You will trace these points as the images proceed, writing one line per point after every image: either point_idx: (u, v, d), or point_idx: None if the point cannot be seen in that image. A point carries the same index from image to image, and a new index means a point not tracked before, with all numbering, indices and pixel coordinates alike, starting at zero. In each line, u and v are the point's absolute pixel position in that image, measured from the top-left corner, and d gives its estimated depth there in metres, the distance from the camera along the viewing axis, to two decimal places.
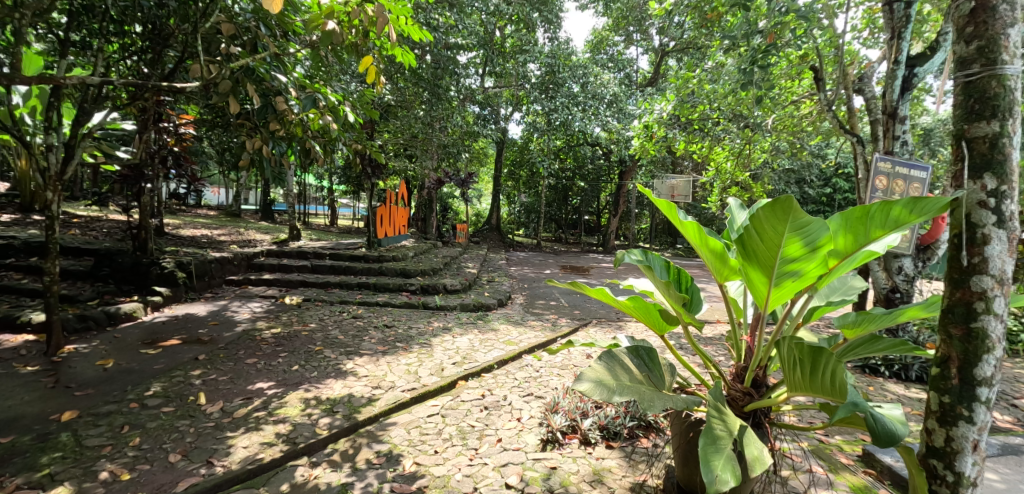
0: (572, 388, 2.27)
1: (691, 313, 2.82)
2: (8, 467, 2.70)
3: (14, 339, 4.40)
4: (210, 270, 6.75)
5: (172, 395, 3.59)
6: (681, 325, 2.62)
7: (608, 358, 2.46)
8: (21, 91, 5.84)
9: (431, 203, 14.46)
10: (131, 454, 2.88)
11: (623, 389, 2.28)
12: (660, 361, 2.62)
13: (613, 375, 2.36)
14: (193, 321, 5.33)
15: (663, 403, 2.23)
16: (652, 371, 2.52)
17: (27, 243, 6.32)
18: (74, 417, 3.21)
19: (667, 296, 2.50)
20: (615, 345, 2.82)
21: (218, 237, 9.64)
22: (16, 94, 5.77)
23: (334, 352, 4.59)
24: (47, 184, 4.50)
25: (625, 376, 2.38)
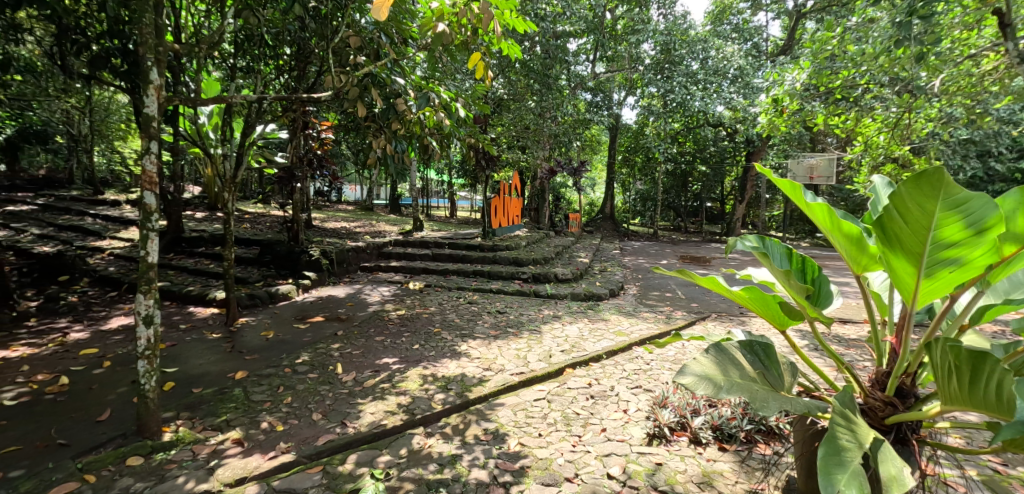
0: (674, 381, 2.09)
1: (819, 308, 2.50)
2: (198, 411, 3.31)
3: (203, 312, 5.42)
4: (348, 258, 7.59)
5: (317, 363, 4.12)
6: (806, 322, 2.29)
7: (716, 351, 2.24)
8: (206, 111, 7.16)
9: (544, 194, 14.64)
10: (284, 410, 3.37)
11: (733, 386, 2.05)
12: (778, 360, 2.34)
13: (721, 371, 2.13)
14: (334, 301, 6.05)
15: (778, 405, 1.98)
16: (769, 370, 2.28)
17: (212, 235, 7.78)
18: (243, 376, 3.84)
19: (788, 287, 2.18)
20: (727, 339, 2.54)
21: (356, 229, 10.80)
22: (202, 114, 7.11)
23: (451, 334, 4.91)
24: (224, 186, 5.42)
25: (735, 373, 2.15)
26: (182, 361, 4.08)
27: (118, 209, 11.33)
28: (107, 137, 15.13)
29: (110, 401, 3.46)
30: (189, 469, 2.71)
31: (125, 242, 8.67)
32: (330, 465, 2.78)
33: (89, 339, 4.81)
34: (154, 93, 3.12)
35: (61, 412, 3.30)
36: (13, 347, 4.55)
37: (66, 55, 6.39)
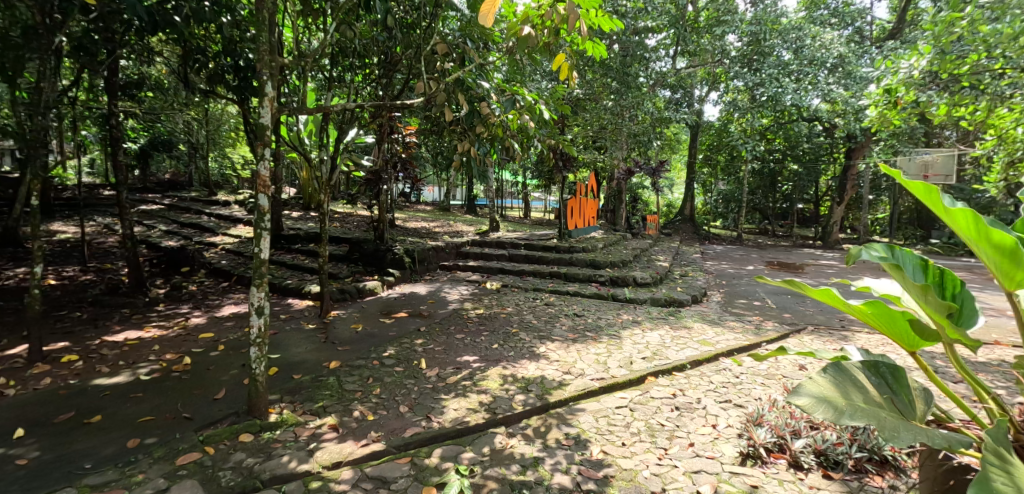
0: (786, 401, 1.84)
1: (964, 326, 2.16)
2: (298, 395, 3.58)
3: (300, 304, 5.86)
4: (428, 257, 7.88)
5: (402, 357, 4.31)
6: (945, 344, 2.01)
7: (836, 371, 1.98)
8: (304, 120, 7.76)
9: (620, 194, 14.33)
10: (374, 400, 3.56)
11: (857, 412, 1.79)
12: (908, 384, 2.06)
13: (842, 394, 1.88)
14: (417, 298, 6.30)
15: (914, 437, 1.73)
16: (897, 395, 2.00)
17: (307, 233, 8.39)
18: (337, 366, 4.10)
19: (924, 304, 1.92)
20: (843, 358, 2.30)
21: (435, 229, 11.19)
22: (301, 122, 7.71)
23: (529, 335, 4.93)
24: (321, 188, 5.83)
25: (858, 397, 1.89)
26: (284, 349, 4.43)
27: (228, 208, 12.54)
28: (219, 144, 16.80)
29: (225, 381, 3.84)
30: (292, 449, 2.94)
31: (234, 238, 9.58)
32: (417, 458, 2.90)
33: (206, 324, 5.36)
34: (267, 104, 3.42)
35: (185, 389, 3.70)
36: (146, 329, 5.18)
37: (189, 73, 7.16)
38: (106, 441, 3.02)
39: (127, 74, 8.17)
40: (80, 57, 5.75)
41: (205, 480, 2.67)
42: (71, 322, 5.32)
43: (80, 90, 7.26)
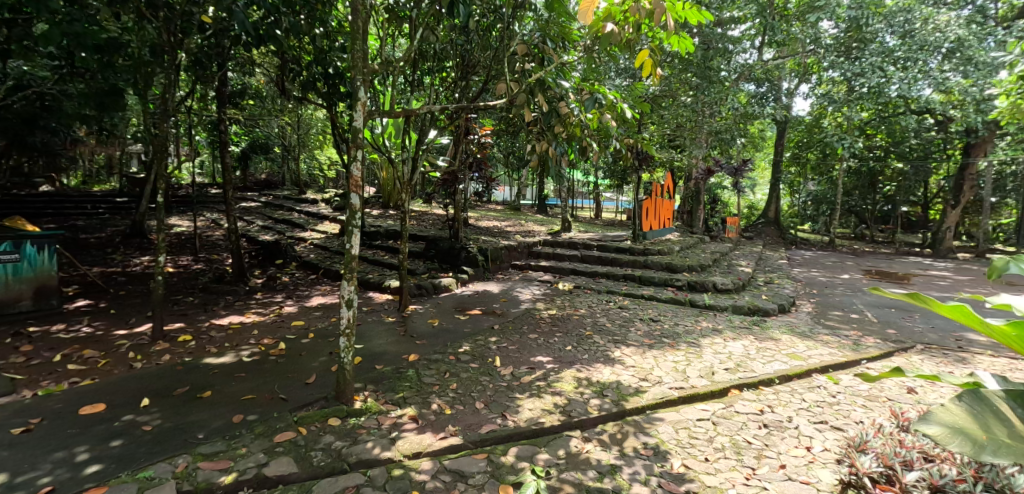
0: (912, 431, 1.58)
1: None
2: (381, 385, 3.76)
3: (380, 298, 6.15)
4: (501, 256, 7.98)
5: (477, 354, 4.40)
6: None
7: (974, 398, 1.66)
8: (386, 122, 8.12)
9: (698, 195, 13.74)
10: (452, 395, 3.66)
11: (1004, 451, 1.49)
12: None
13: (983, 427, 1.58)
14: (490, 296, 6.40)
15: None
16: None
17: (387, 230, 8.80)
18: (416, 359, 4.25)
19: None
20: (976, 384, 1.96)
21: (507, 228, 11.33)
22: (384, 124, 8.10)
23: (602, 338, 4.86)
24: (403, 187, 6.11)
25: (1003, 432, 1.58)
26: (367, 340, 4.66)
27: (316, 206, 13.45)
28: (309, 145, 18.03)
29: (315, 368, 4.10)
30: (375, 436, 3.09)
31: (321, 233, 10.25)
32: (493, 455, 2.95)
33: (297, 313, 5.77)
34: (359, 108, 3.64)
35: (281, 372, 4.00)
36: (246, 315, 5.67)
37: (287, 81, 7.76)
38: (216, 415, 3.34)
39: (233, 84, 9.00)
40: (197, 70, 6.41)
41: (299, 459, 2.87)
42: (185, 306, 5.93)
43: (195, 99, 8.09)
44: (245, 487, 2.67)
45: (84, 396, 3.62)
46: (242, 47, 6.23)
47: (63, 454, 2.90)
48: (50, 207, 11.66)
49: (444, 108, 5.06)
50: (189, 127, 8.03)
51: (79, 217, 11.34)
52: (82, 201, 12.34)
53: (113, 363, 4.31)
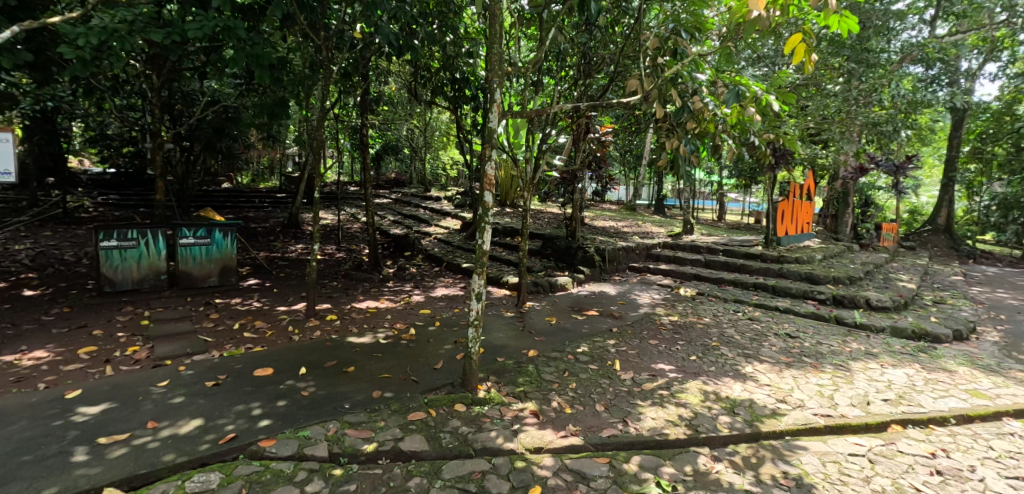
0: None
1: None
2: (503, 377, 3.89)
3: (499, 292, 6.37)
4: (618, 257, 7.82)
5: (596, 356, 4.37)
6: None
7: None
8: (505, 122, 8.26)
9: (845, 197, 12.20)
10: (571, 394, 3.68)
11: None
12: None
13: None
14: (607, 298, 6.30)
15: None
16: None
17: (506, 228, 9.07)
18: (535, 355, 4.34)
19: None
20: None
21: (624, 228, 11.06)
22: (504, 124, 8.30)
23: (731, 351, 4.53)
24: (526, 186, 6.26)
25: None
26: (488, 332, 4.87)
27: (440, 202, 14.30)
28: (433, 145, 19.23)
29: (442, 354, 4.39)
30: (498, 427, 3.23)
31: (444, 228, 10.88)
32: (615, 461, 2.91)
33: (424, 302, 6.20)
34: (495, 109, 3.79)
35: (412, 356, 4.34)
36: (381, 301, 6.22)
37: (419, 87, 8.34)
38: (359, 388, 3.72)
39: (372, 93, 9.89)
40: (345, 80, 7.15)
41: (430, 438, 3.11)
42: (331, 289, 6.68)
43: (341, 107, 9.02)
44: (383, 458, 2.96)
45: (257, 360, 4.26)
46: (382, 57, 6.78)
47: (243, 407, 3.44)
48: (228, 201, 13.83)
49: (572, 107, 4.87)
50: (335, 133, 8.98)
51: (250, 210, 13.30)
52: (252, 196, 14.45)
53: (277, 334, 5.01)
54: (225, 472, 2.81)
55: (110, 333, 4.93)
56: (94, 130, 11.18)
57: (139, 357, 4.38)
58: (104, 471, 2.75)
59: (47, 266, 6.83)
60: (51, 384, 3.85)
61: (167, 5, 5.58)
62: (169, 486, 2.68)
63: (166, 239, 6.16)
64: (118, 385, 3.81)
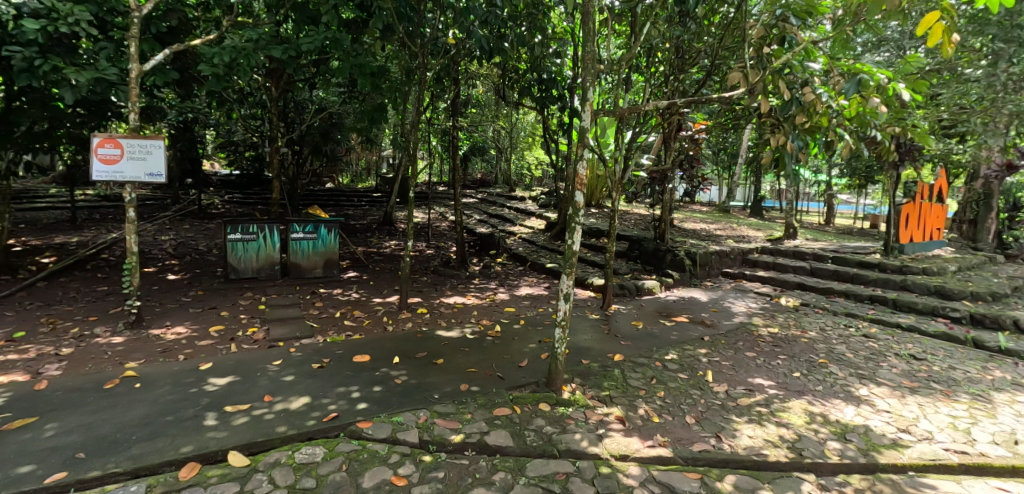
0: None
1: None
2: (587, 380, 3.86)
3: (584, 294, 6.30)
4: (710, 261, 7.43)
5: (685, 365, 4.18)
6: None
7: None
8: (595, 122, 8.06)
9: (987, 201, 10.60)
10: (659, 403, 3.56)
11: None
12: None
13: None
14: (698, 304, 6.01)
15: None
16: None
17: (590, 229, 8.98)
18: (621, 359, 4.25)
19: None
20: None
21: (717, 231, 10.48)
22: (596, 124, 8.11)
23: (841, 370, 4.13)
24: (614, 186, 6.13)
25: None
26: (573, 333, 4.84)
27: (524, 202, 14.45)
28: (519, 146, 19.49)
29: (526, 352, 4.44)
30: (583, 430, 3.21)
31: (528, 228, 10.99)
32: (707, 477, 2.79)
33: (509, 300, 6.31)
34: (588, 108, 3.74)
35: (497, 352, 4.44)
36: (468, 297, 6.42)
37: (507, 89, 8.47)
38: (448, 380, 3.87)
39: (461, 96, 10.21)
40: (438, 85, 7.45)
41: (514, 435, 3.17)
42: (421, 283, 7.00)
43: (433, 110, 9.42)
44: (470, 449, 3.07)
45: (356, 347, 4.58)
46: (473, 62, 6.97)
47: (343, 390, 3.71)
48: (331, 200, 14.98)
49: (667, 104, 4.65)
50: (427, 136, 9.39)
51: (350, 208, 14.31)
52: (352, 195, 15.53)
53: (373, 324, 5.35)
54: (328, 447, 3.05)
55: (233, 315, 5.55)
56: (222, 137, 12.63)
57: (257, 338, 4.89)
58: (229, 435, 3.10)
59: (185, 254, 7.84)
60: (188, 356, 4.41)
61: (285, 23, 6.16)
62: (281, 455, 2.97)
63: (280, 234, 6.81)
64: (241, 361, 4.28)
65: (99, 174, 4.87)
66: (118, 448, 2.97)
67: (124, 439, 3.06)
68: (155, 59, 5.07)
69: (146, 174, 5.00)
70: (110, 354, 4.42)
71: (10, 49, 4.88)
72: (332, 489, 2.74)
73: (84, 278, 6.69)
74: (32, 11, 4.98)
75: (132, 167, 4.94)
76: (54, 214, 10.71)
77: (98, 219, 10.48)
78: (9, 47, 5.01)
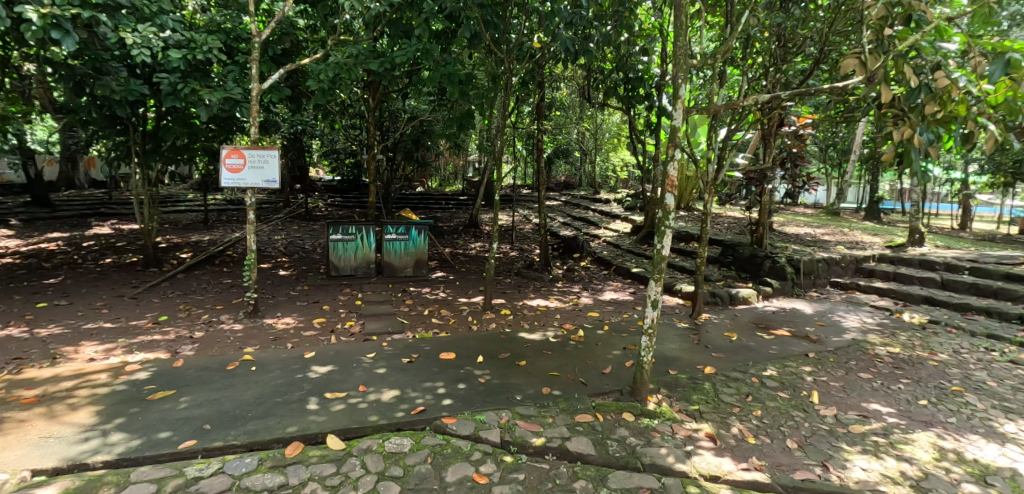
0: None
1: None
2: (675, 392, 3.68)
3: (671, 301, 6.04)
4: (816, 270, 6.79)
5: (787, 383, 3.85)
6: None
7: None
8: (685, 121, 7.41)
9: None
10: (754, 422, 3.32)
11: None
12: None
13: None
14: (801, 317, 5.51)
15: None
16: None
17: (679, 233, 8.59)
18: (712, 372, 4.01)
19: None
20: None
21: (824, 236, 9.56)
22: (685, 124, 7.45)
23: (981, 402, 3.58)
24: (706, 188, 5.80)
25: None
26: (660, 342, 4.65)
27: (609, 205, 14.17)
28: (603, 148, 19.18)
29: (610, 359, 4.34)
30: (669, 445, 3.08)
31: (613, 231, 10.76)
32: None
33: (593, 304, 6.20)
34: (679, 106, 3.56)
35: (580, 357, 4.38)
36: (550, 300, 6.41)
37: (592, 90, 8.36)
38: (530, 382, 3.89)
39: (546, 100, 10.24)
40: (523, 90, 7.53)
41: (596, 443, 3.11)
42: (505, 285, 7.11)
43: (518, 114, 9.54)
44: (551, 454, 3.05)
45: (442, 344, 4.74)
46: (558, 64, 6.95)
47: (430, 385, 3.86)
48: (421, 203, 15.69)
49: (768, 98, 4.30)
50: (512, 140, 9.53)
51: (438, 211, 14.90)
52: (440, 198, 16.16)
53: (459, 323, 5.52)
54: (415, 439, 3.19)
55: (334, 309, 6.00)
56: (327, 146, 13.72)
57: (354, 331, 5.24)
58: (328, 420, 3.34)
59: (294, 252, 8.61)
60: (295, 345, 4.83)
61: (382, 38, 6.55)
62: (373, 443, 3.15)
63: (376, 234, 7.24)
64: (339, 351, 4.61)
65: (228, 181, 5.53)
66: (236, 423, 3.31)
67: (241, 415, 3.41)
68: (272, 78, 5.62)
69: (263, 181, 5.53)
70: (232, 339, 4.96)
71: (159, 76, 5.66)
72: (418, 480, 2.86)
73: (212, 272, 7.58)
74: (176, 43, 5.73)
75: (253, 174, 5.51)
76: (190, 216, 12.25)
77: (224, 220, 11.84)
78: (159, 74, 5.81)
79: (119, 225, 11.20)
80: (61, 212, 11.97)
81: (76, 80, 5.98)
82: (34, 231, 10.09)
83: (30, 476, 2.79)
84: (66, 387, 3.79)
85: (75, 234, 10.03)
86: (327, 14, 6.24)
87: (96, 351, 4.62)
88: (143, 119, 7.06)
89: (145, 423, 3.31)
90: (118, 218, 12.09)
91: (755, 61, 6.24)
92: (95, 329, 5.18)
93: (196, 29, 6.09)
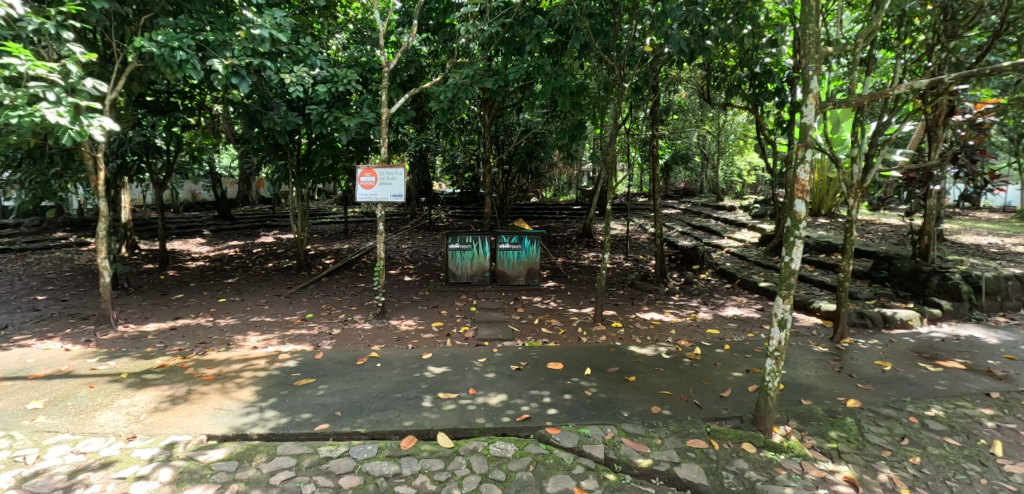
0: None
1: None
2: (807, 425, 3.24)
3: (807, 321, 5.36)
4: (1005, 289, 5.56)
5: (958, 427, 3.19)
6: None
7: None
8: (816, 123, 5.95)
9: None
10: (911, 472, 2.80)
11: None
12: None
13: None
14: (982, 346, 4.54)
15: None
16: None
17: (819, 243, 7.65)
18: (857, 406, 3.45)
19: None
20: None
21: (1016, 246, 7.83)
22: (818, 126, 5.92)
23: None
24: (851, 191, 5.01)
25: None
26: (791, 366, 4.13)
27: (734, 213, 13.13)
28: (727, 151, 17.95)
29: (731, 382, 3.97)
30: (797, 485, 2.73)
31: (738, 241, 9.94)
32: None
33: (713, 320, 5.74)
34: (811, 101, 3.14)
35: (696, 377, 4.06)
36: (665, 314, 6.06)
37: (713, 89, 7.83)
38: (639, 399, 3.70)
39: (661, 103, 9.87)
40: (635, 95, 7.36)
41: (709, 473, 2.87)
42: (617, 296, 6.90)
43: (633, 121, 9.31)
44: (658, 478, 2.87)
45: (550, 354, 4.74)
46: (672, 66, 6.65)
47: (535, 393, 3.87)
48: (535, 213, 15.97)
49: (929, 81, 3.61)
50: (626, 147, 9.32)
51: (552, 221, 15.02)
52: (555, 208, 16.31)
53: (568, 333, 5.47)
54: (518, 446, 3.20)
55: (450, 314, 6.31)
56: (448, 162, 14.60)
57: (468, 336, 5.45)
58: (440, 418, 3.51)
59: (418, 260, 9.28)
60: (415, 345, 5.18)
61: (496, 57, 6.87)
62: (478, 444, 3.23)
63: (490, 244, 7.48)
64: (454, 354, 4.82)
65: (362, 196, 6.11)
66: (362, 413, 3.62)
67: (366, 406, 3.72)
68: (399, 102, 6.14)
69: (391, 195, 6.03)
70: (362, 337, 5.46)
71: (311, 108, 6.53)
72: (520, 485, 2.86)
73: (349, 276, 8.46)
74: (323, 78, 6.55)
75: (383, 190, 6.04)
76: (335, 227, 13.85)
77: (361, 231, 13.19)
78: (310, 106, 6.70)
79: (280, 235, 13.01)
80: (239, 224, 14.23)
81: (250, 115, 7.09)
82: (220, 240, 12.16)
83: (205, 440, 3.32)
84: (235, 369, 4.47)
85: (248, 243, 11.89)
86: (446, 39, 6.67)
87: (257, 340, 5.38)
88: (297, 145, 8.08)
89: (291, 405, 3.76)
90: (279, 229, 14.07)
91: (915, 42, 5.32)
92: (258, 322, 6.06)
93: (338, 65, 6.90)
